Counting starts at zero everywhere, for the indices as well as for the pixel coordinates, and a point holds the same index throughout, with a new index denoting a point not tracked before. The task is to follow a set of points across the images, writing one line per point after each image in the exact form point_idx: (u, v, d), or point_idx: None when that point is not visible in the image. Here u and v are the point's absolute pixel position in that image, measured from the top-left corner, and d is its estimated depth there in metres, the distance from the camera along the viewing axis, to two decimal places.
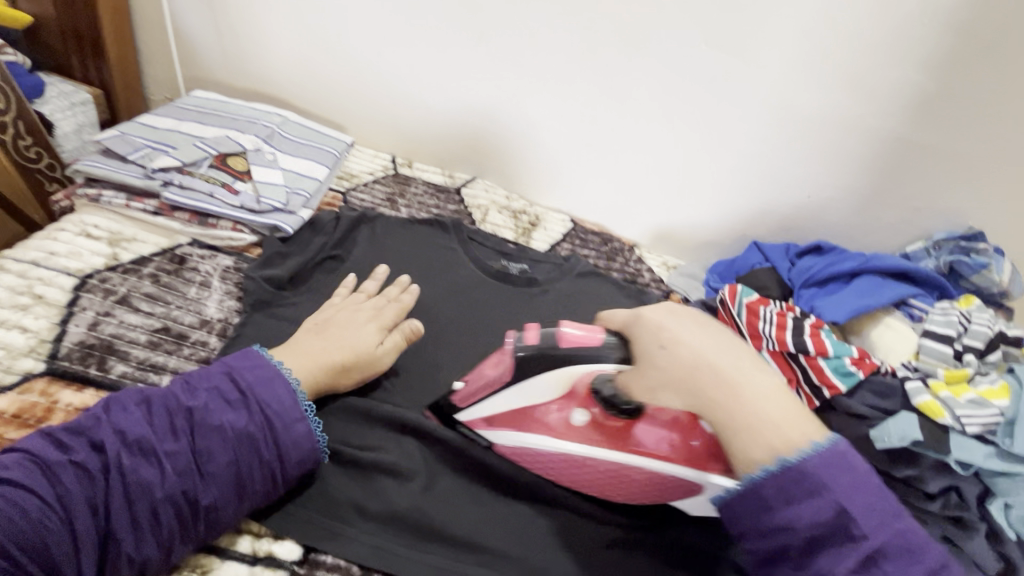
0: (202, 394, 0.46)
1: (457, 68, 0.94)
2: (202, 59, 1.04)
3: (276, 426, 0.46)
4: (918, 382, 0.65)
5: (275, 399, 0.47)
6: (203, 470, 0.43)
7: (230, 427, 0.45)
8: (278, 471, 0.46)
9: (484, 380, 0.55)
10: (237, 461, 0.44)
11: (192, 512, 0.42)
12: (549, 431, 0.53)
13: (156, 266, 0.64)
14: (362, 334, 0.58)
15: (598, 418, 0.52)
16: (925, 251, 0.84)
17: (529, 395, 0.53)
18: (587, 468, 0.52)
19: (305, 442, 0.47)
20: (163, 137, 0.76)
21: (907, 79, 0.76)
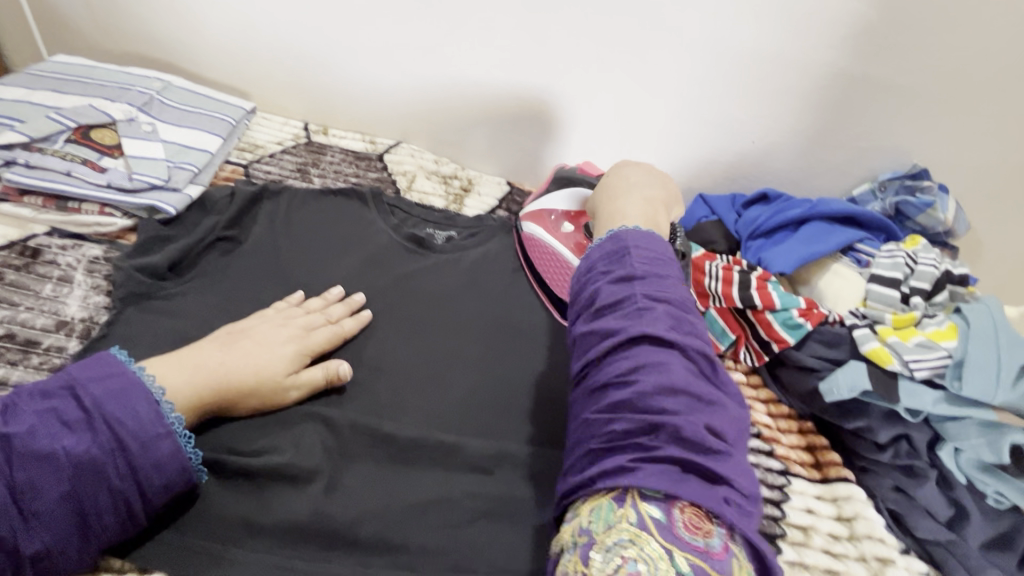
0: (30, 416, 0.37)
1: (365, 17, 0.83)
2: (71, 21, 0.90)
3: (132, 450, 0.38)
4: (866, 330, 0.62)
5: (130, 416, 0.39)
6: (26, 512, 0.35)
7: (65, 456, 0.36)
8: (136, 502, 0.38)
9: (538, 192, 0.72)
10: (77, 497, 0.36)
11: (17, 562, 0.34)
12: (559, 242, 0.65)
13: (2, 261, 0.54)
14: (278, 356, 0.50)
15: (582, 239, 0.65)
16: (872, 193, 0.80)
17: (553, 197, 0.69)
18: (567, 269, 0.64)
19: (171, 465, 0.39)
20: (8, 109, 0.64)
21: (847, 6, 0.70)
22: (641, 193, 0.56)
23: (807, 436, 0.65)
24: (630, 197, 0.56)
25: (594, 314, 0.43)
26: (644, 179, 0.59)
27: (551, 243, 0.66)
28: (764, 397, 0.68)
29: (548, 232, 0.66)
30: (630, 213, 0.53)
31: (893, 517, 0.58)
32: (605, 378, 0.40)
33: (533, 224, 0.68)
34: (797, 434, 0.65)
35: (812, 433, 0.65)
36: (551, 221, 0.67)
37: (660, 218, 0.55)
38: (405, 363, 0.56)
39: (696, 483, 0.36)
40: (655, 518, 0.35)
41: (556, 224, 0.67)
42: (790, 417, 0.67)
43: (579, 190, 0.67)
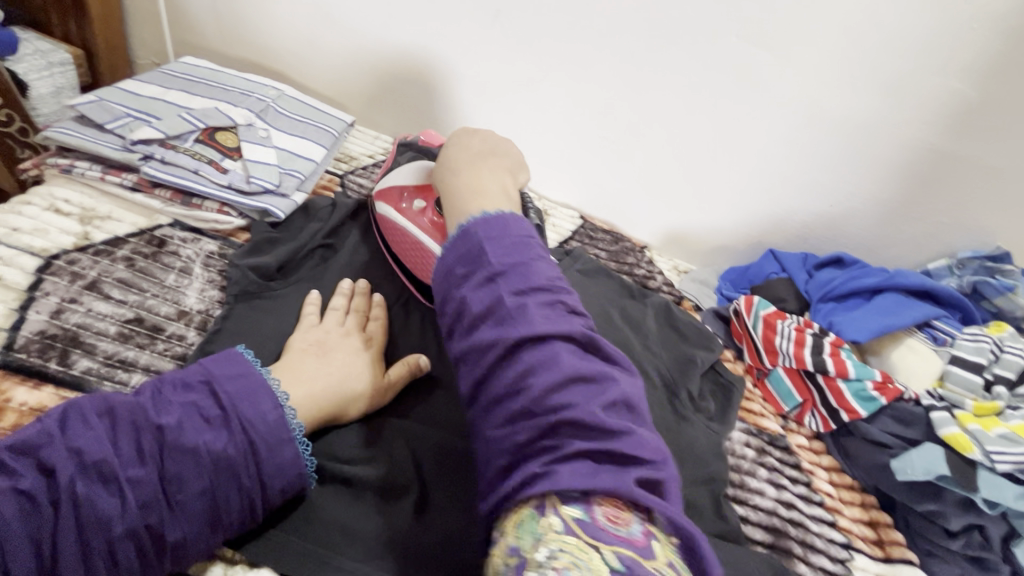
0: (177, 409, 0.41)
1: (467, 48, 0.87)
2: (195, 24, 0.97)
3: (260, 450, 0.42)
4: (945, 413, 0.61)
5: (259, 418, 0.43)
6: (172, 501, 0.39)
7: (207, 452, 0.40)
8: (258, 499, 0.42)
9: (403, 184, 0.65)
10: (213, 491, 0.40)
11: (161, 547, 0.38)
12: (416, 225, 0.61)
13: (132, 248, 0.59)
14: (363, 362, 0.53)
15: (432, 216, 0.61)
16: (948, 269, 0.80)
17: (400, 171, 0.65)
18: (419, 249, 0.61)
19: (290, 469, 0.43)
20: (145, 106, 0.70)
21: (949, 87, 0.70)
22: (484, 170, 0.56)
23: (870, 511, 0.64)
24: (482, 174, 0.55)
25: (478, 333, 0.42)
26: (476, 175, 0.55)
27: (404, 227, 0.62)
28: (827, 463, 0.68)
29: (401, 215, 0.63)
30: (459, 204, 0.52)
31: None
32: (538, 397, 0.38)
33: (382, 206, 0.65)
34: (859, 506, 0.64)
35: (874, 508, 0.64)
36: (398, 197, 0.64)
37: (514, 186, 0.57)
38: None
39: (610, 472, 0.35)
40: (576, 519, 0.34)
41: (404, 198, 0.63)
42: (853, 488, 0.66)
43: (425, 165, 0.63)
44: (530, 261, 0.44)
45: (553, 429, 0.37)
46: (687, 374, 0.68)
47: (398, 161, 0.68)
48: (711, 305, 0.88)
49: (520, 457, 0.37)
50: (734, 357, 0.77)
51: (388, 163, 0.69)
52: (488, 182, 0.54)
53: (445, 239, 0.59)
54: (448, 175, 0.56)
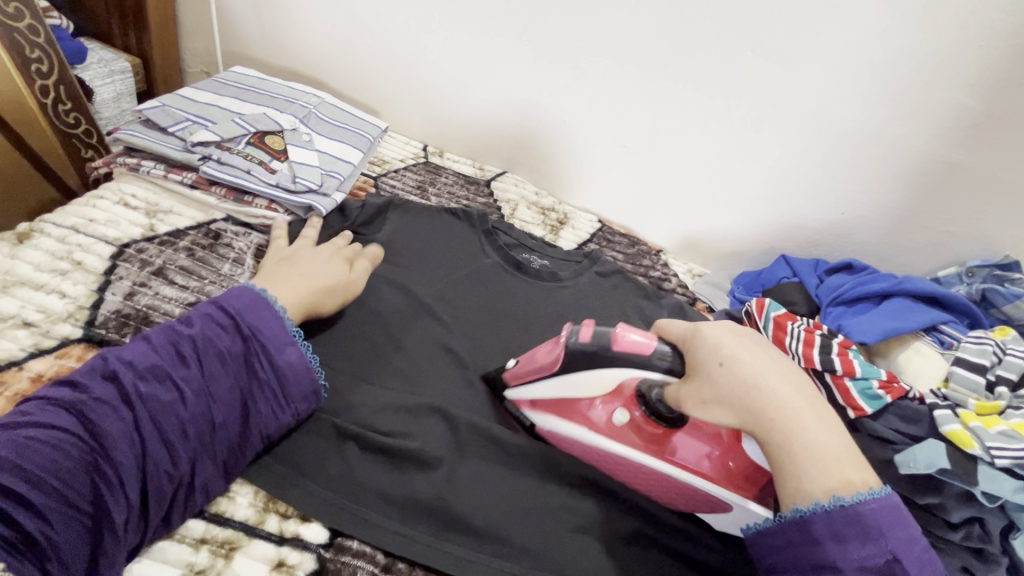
0: (198, 321, 0.49)
1: (496, 60, 0.93)
2: (242, 36, 1.04)
3: (270, 347, 0.50)
4: (947, 411, 0.64)
5: (266, 324, 0.51)
6: (213, 392, 0.46)
7: (229, 351, 0.48)
8: (282, 392, 0.49)
9: (535, 355, 0.58)
10: (240, 384, 0.48)
11: (213, 431, 0.45)
12: (602, 433, 0.55)
13: (192, 240, 0.65)
14: (331, 265, 0.62)
15: (636, 419, 0.55)
16: (958, 276, 0.82)
17: (596, 377, 0.55)
18: (625, 464, 0.54)
19: (301, 366, 0.51)
20: (203, 111, 0.76)
21: (957, 100, 0.74)
22: (750, 352, 0.47)
23: None
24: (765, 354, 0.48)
25: (807, 544, 0.43)
26: (750, 347, 0.48)
27: (576, 432, 0.56)
28: None
29: (579, 423, 0.56)
30: (782, 395, 0.45)
31: None
32: (815, 534, 0.43)
33: (551, 416, 0.58)
34: None
35: None
36: (577, 410, 0.57)
37: (775, 360, 0.48)
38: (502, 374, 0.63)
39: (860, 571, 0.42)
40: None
41: (589, 407, 0.57)
42: None
43: (645, 371, 0.52)
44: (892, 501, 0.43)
45: (813, 555, 0.43)
46: None
47: (581, 356, 0.55)
48: (723, 307, 0.91)
49: (792, 570, 0.44)
50: None
51: (534, 355, 0.58)
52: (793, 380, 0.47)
53: (667, 450, 0.54)
54: (709, 355, 0.48)
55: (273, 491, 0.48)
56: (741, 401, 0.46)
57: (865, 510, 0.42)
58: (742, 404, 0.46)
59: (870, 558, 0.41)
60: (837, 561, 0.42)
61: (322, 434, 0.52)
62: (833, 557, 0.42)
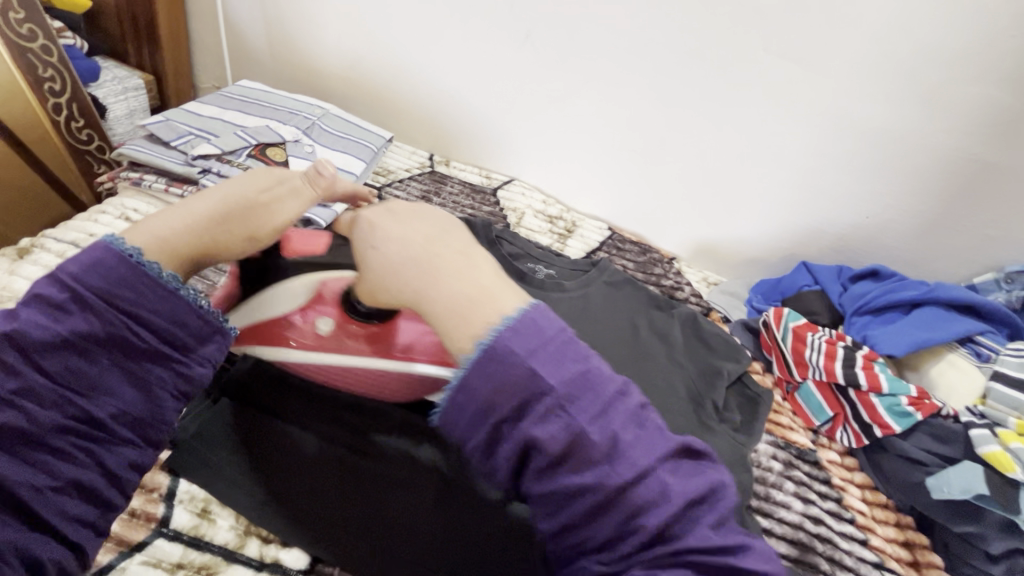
0: (18, 313, 0.36)
1: (501, 67, 0.91)
2: (251, 50, 1.06)
3: (134, 311, 0.36)
4: (985, 431, 0.58)
5: (115, 286, 0.36)
6: (78, 397, 0.36)
7: (73, 337, 0.35)
8: (174, 355, 0.38)
9: (339, 362, 0.49)
10: (115, 366, 0.37)
11: (95, 433, 0.36)
12: (307, 345, 0.48)
13: None
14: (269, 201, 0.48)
15: (342, 334, 0.48)
16: (995, 283, 0.77)
17: (268, 297, 0.48)
18: (376, 374, 0.48)
19: (184, 317, 0.38)
20: (206, 125, 0.76)
21: (987, 95, 0.69)
22: (417, 228, 0.40)
23: (905, 532, 0.62)
24: (470, 263, 0.38)
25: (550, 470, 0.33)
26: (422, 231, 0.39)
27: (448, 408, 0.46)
28: (859, 480, 0.66)
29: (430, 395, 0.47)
30: (460, 272, 0.37)
31: None
32: (573, 483, 0.33)
33: (375, 391, 0.50)
34: (894, 526, 0.63)
35: (909, 529, 0.63)
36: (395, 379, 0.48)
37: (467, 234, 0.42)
38: None
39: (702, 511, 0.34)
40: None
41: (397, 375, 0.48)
42: (887, 507, 0.64)
43: (327, 278, 0.49)
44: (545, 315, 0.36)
45: (586, 486, 0.33)
46: (712, 385, 0.68)
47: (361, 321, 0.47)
48: (740, 317, 0.87)
49: (560, 512, 0.34)
50: (763, 369, 0.76)
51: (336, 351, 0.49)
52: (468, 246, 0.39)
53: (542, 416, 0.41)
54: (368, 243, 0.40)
55: (256, 518, 0.46)
56: (408, 274, 0.37)
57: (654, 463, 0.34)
58: (407, 279, 0.37)
59: (694, 490, 0.34)
60: (633, 518, 0.33)
61: (307, 454, 0.48)
62: (626, 491, 0.33)
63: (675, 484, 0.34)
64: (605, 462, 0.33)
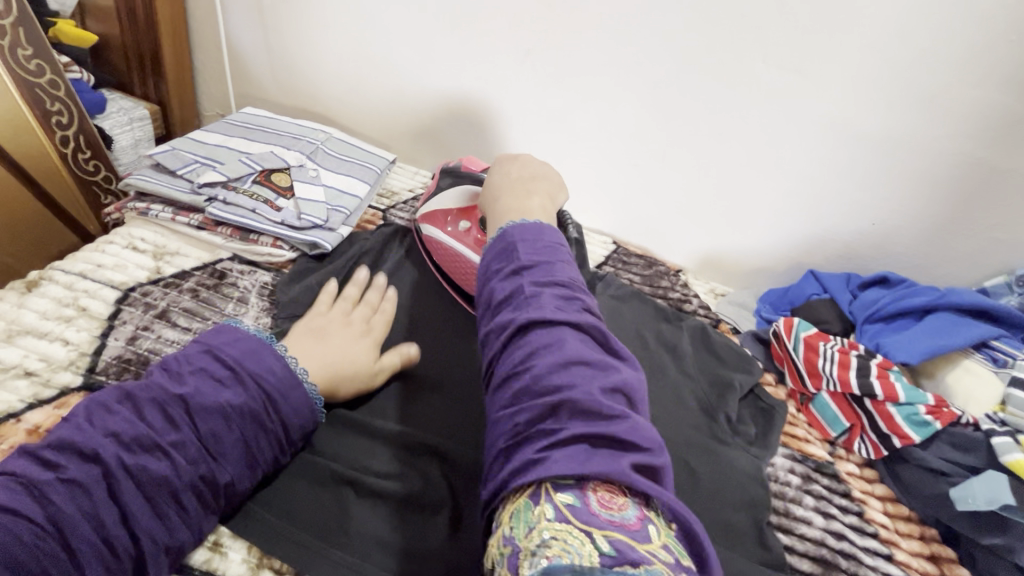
0: (192, 379, 0.46)
1: (501, 86, 0.92)
2: (254, 77, 1.07)
3: (276, 396, 0.48)
4: (1007, 438, 0.57)
5: (266, 370, 0.48)
6: (213, 453, 0.44)
7: (229, 407, 0.45)
8: (280, 433, 0.48)
9: (475, 254, 0.65)
10: (245, 437, 0.45)
11: (215, 493, 0.43)
12: (463, 242, 0.66)
13: (197, 280, 0.64)
14: (359, 347, 0.57)
15: (478, 233, 0.65)
16: (1008, 287, 0.76)
17: (474, 254, 0.66)
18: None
19: (303, 407, 0.49)
20: (211, 153, 0.77)
21: (987, 99, 0.69)
22: (523, 183, 0.60)
23: (931, 545, 0.61)
24: (532, 193, 0.58)
25: (508, 322, 0.41)
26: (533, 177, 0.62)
27: None
28: (880, 492, 0.65)
29: None
30: (515, 205, 0.54)
31: None
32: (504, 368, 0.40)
33: (478, 283, 0.66)
34: (918, 539, 0.61)
35: (935, 542, 0.61)
36: None
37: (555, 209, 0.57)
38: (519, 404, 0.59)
39: (609, 459, 0.34)
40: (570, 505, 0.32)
41: None
42: (910, 519, 0.63)
43: (472, 188, 0.68)
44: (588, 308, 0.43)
45: (541, 369, 0.38)
46: (725, 398, 0.67)
47: None
48: (749, 327, 0.86)
49: (513, 399, 0.38)
50: (775, 380, 0.75)
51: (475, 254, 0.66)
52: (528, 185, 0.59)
53: None
54: (497, 179, 0.62)
55: (265, 547, 0.45)
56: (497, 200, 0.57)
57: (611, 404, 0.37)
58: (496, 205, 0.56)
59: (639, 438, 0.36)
60: (626, 471, 0.34)
61: (320, 480, 0.49)
62: (535, 333, 0.40)
63: (605, 410, 0.36)
64: (525, 310, 0.41)
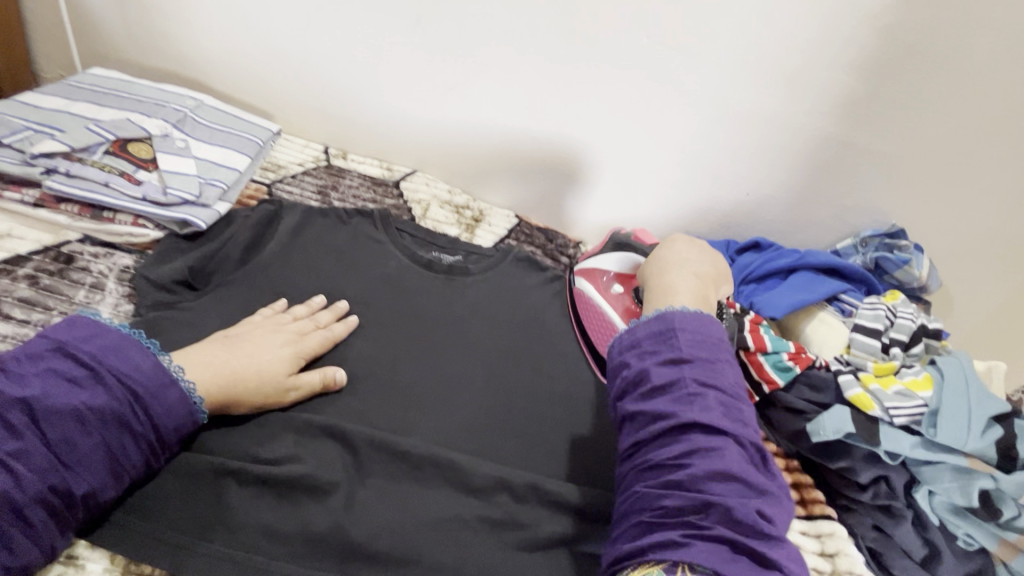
0: (36, 380, 0.39)
1: (395, 53, 0.88)
2: (106, 36, 0.94)
3: (143, 396, 0.42)
4: (850, 376, 0.67)
5: (133, 369, 0.42)
6: (66, 461, 0.38)
7: (86, 410, 0.39)
8: (152, 437, 0.42)
9: (594, 250, 0.72)
10: (106, 442, 0.40)
11: (71, 505, 0.38)
12: (604, 298, 0.68)
13: (36, 265, 0.56)
14: (277, 357, 0.52)
15: (631, 302, 0.67)
16: (854, 247, 0.87)
17: (608, 257, 0.70)
18: (611, 328, 0.66)
19: (181, 408, 0.44)
20: (48, 118, 0.66)
21: (836, 80, 0.77)
22: (691, 272, 0.61)
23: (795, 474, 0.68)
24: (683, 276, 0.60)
25: (654, 392, 0.46)
26: (692, 255, 0.65)
27: (600, 302, 0.68)
28: None
29: (597, 290, 0.69)
30: (690, 304, 0.55)
31: (873, 553, 0.61)
32: (660, 461, 0.43)
33: (585, 280, 0.71)
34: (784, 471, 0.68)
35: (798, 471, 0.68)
36: (601, 277, 0.70)
37: (710, 293, 0.61)
38: (420, 376, 0.59)
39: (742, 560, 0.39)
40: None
41: (606, 282, 0.69)
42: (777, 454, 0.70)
43: (636, 257, 0.70)
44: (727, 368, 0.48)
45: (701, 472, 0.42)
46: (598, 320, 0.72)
47: (618, 241, 0.70)
48: None
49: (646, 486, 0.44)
50: None
51: (596, 249, 0.71)
52: (701, 299, 0.57)
53: None
54: (663, 255, 0.65)
55: (130, 553, 0.40)
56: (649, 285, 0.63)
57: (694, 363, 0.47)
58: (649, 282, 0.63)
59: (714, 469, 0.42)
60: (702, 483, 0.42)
61: (194, 473, 0.45)
62: (700, 436, 0.43)
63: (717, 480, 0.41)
64: (711, 449, 0.43)
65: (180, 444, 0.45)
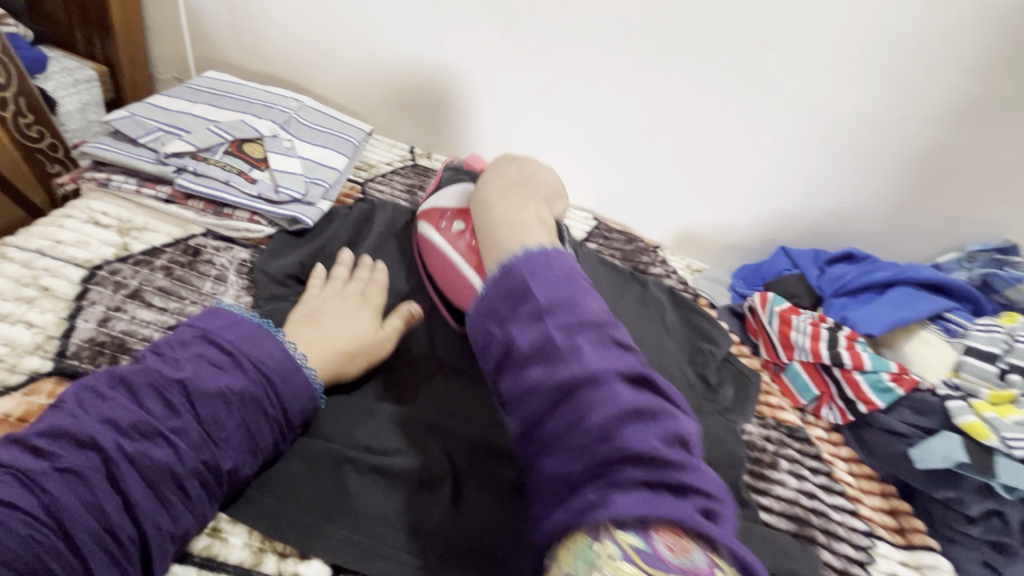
0: (188, 363, 0.43)
1: (484, 56, 0.89)
2: (216, 39, 1.00)
3: (275, 382, 0.45)
4: (961, 402, 0.63)
5: (266, 355, 0.46)
6: (215, 438, 0.41)
7: (230, 392, 0.42)
8: (282, 419, 0.46)
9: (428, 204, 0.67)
10: (245, 423, 0.43)
11: (219, 479, 0.41)
12: (447, 242, 0.61)
13: (170, 258, 0.61)
14: (360, 321, 0.56)
15: (469, 239, 0.59)
16: (958, 263, 0.81)
17: (446, 194, 0.65)
18: (452, 270, 0.60)
19: (305, 393, 0.47)
20: (176, 120, 0.72)
21: (954, 84, 0.72)
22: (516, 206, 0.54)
23: (891, 500, 0.65)
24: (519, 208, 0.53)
25: (542, 382, 0.37)
26: (521, 201, 0.55)
27: (440, 246, 0.61)
28: (845, 454, 0.69)
29: (437, 231, 0.63)
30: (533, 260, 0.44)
31: None
32: (570, 426, 0.35)
33: (425, 230, 0.64)
34: (880, 496, 0.65)
35: (894, 497, 0.65)
36: (440, 218, 0.63)
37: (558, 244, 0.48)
38: None
39: (672, 501, 0.33)
40: (641, 550, 0.31)
41: (446, 222, 0.62)
42: (872, 477, 0.67)
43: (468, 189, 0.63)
44: (597, 312, 0.39)
45: (573, 403, 0.35)
46: (703, 365, 0.69)
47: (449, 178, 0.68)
48: (725, 302, 0.88)
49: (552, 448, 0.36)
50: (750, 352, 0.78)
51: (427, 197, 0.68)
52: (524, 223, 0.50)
53: None
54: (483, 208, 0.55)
55: (267, 529, 0.44)
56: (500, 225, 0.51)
57: (551, 330, 0.38)
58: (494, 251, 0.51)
59: (615, 421, 0.35)
60: (596, 422, 0.35)
61: (316, 458, 0.48)
62: (585, 389, 0.36)
63: (624, 413, 0.35)
64: (564, 367, 0.36)
65: (303, 425, 0.49)
